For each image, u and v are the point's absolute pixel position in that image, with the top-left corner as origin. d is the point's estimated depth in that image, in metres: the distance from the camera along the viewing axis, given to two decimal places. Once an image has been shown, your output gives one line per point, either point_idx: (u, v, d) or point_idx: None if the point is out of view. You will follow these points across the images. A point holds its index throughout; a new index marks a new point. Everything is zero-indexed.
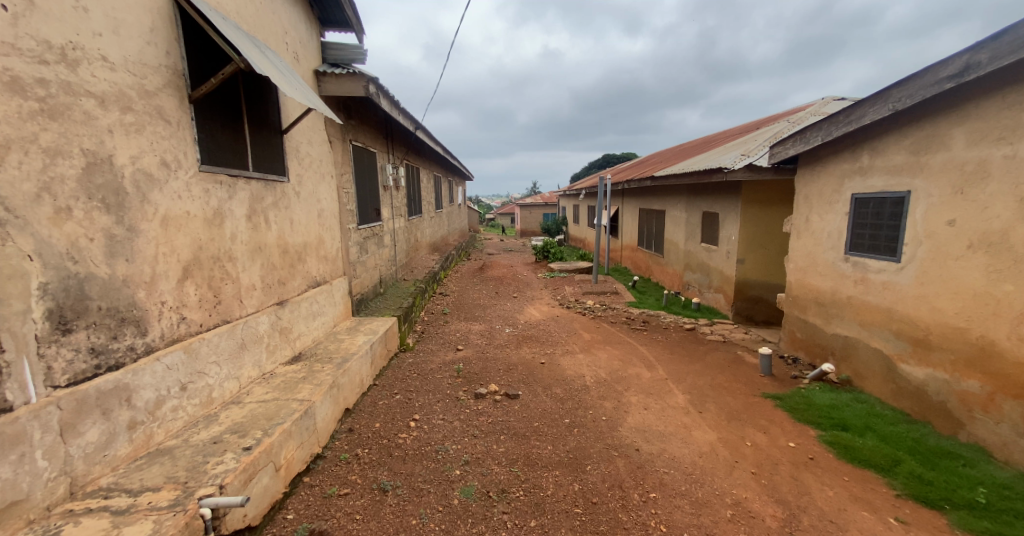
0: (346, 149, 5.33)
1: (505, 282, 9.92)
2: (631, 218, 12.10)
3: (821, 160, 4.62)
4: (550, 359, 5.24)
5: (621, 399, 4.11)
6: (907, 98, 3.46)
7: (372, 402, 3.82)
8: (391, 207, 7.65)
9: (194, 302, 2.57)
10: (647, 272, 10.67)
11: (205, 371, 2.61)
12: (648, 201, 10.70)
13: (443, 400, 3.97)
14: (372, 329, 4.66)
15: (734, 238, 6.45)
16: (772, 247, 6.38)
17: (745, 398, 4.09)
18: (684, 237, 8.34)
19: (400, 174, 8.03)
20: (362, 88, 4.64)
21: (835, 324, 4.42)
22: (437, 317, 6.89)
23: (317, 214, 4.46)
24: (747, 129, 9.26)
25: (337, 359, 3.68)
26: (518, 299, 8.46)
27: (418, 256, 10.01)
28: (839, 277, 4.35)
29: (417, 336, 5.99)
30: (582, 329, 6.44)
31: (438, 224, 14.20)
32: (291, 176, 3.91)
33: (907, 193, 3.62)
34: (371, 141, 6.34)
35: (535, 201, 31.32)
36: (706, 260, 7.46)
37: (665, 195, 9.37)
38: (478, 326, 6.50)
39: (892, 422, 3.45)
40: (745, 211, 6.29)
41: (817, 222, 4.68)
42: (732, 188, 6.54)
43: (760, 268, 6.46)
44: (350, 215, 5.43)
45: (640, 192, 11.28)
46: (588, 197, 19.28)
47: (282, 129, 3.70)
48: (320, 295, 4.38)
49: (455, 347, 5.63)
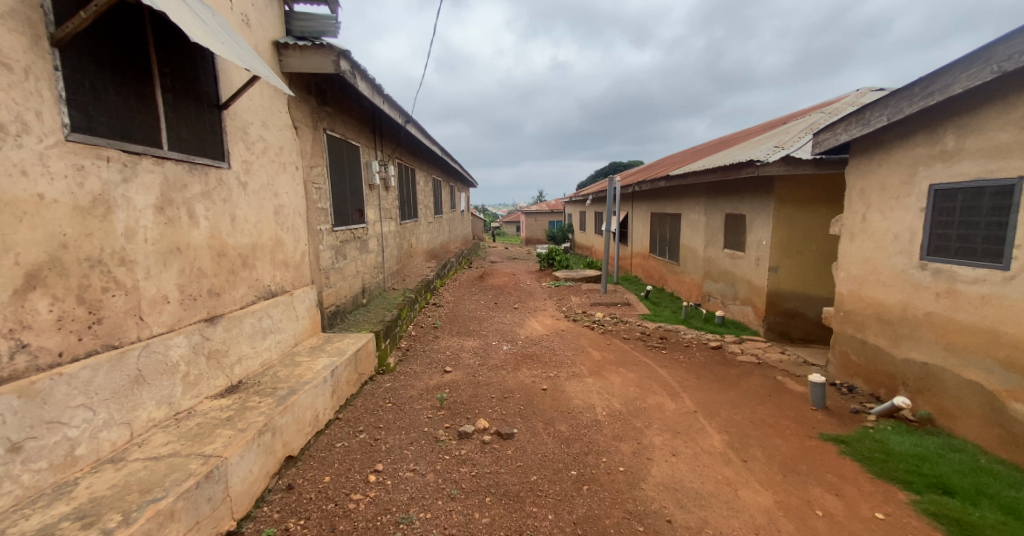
0: (317, 138, 4.61)
1: (506, 291, 9.11)
2: (641, 224, 11.32)
3: (883, 147, 3.82)
4: (553, 383, 4.43)
5: (641, 440, 3.29)
6: (1018, 56, 2.64)
7: (327, 445, 3.03)
8: (378, 208, 6.91)
9: (46, 324, 1.86)
10: (661, 282, 9.83)
11: (60, 420, 1.88)
12: (662, 205, 9.88)
13: (418, 442, 3.17)
14: (338, 350, 3.89)
15: (767, 243, 5.63)
16: (810, 254, 5.55)
17: (799, 441, 3.26)
18: (704, 243, 7.53)
19: (389, 173, 7.32)
20: (332, 64, 3.94)
21: (907, 346, 3.58)
22: (426, 331, 6.12)
23: (273, 211, 3.72)
24: (772, 125, 8.47)
25: (282, 390, 2.91)
26: (518, 310, 7.66)
27: (412, 263, 9.28)
28: (913, 289, 3.52)
29: (400, 355, 5.22)
30: (590, 347, 5.62)
31: (435, 229, 13.13)
32: (236, 162, 3.17)
33: (1019, 180, 2.83)
34: (351, 133, 5.64)
35: (540, 209, 30.72)
36: (731, 269, 6.63)
37: (682, 197, 8.55)
38: (472, 343, 5.70)
39: (1007, 483, 2.61)
40: (778, 212, 5.48)
41: (878, 222, 3.86)
42: (762, 186, 5.73)
43: (797, 277, 5.61)
44: (322, 214, 4.69)
45: (652, 195, 10.51)
46: (595, 201, 18.63)
47: (219, 104, 2.97)
48: (276, 308, 3.62)
49: (442, 367, 4.84)
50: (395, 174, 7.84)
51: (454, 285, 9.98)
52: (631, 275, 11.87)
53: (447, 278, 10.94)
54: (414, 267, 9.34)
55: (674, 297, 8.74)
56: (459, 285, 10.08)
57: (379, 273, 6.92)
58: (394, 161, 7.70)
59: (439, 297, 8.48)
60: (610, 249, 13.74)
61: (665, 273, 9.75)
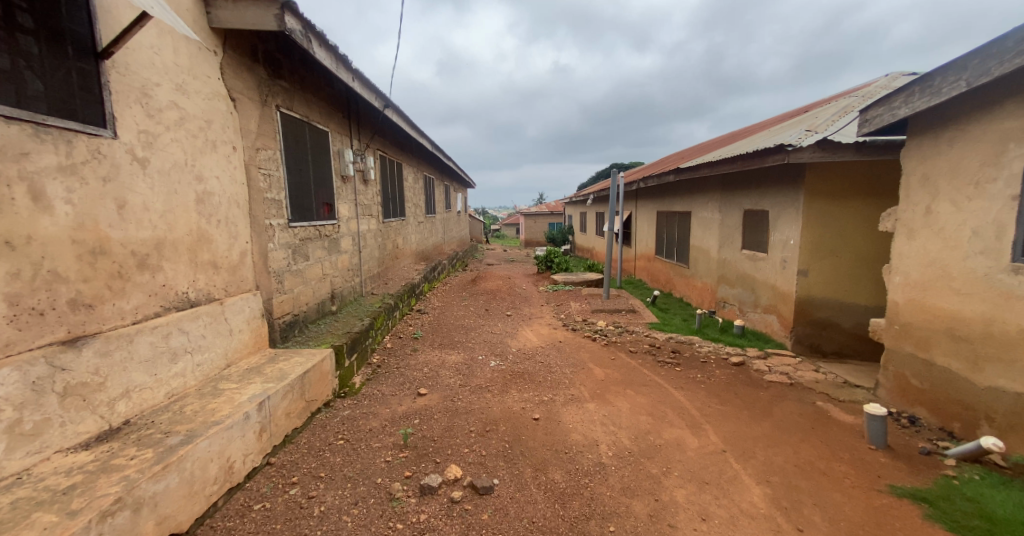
0: (265, 115, 3.86)
1: (499, 296, 8.33)
2: (646, 224, 10.56)
3: (955, 122, 3.07)
4: (547, 410, 3.67)
5: (658, 497, 2.54)
6: None
7: (241, 509, 2.32)
8: (353, 203, 6.17)
9: None
10: (669, 286, 9.04)
11: None
12: (670, 203, 9.12)
13: (366, 502, 2.41)
14: (279, 374, 3.14)
15: (796, 243, 4.87)
16: (848, 255, 4.78)
17: (864, 498, 2.49)
18: (718, 244, 6.77)
19: (367, 167, 6.62)
20: (274, 19, 3.18)
21: (994, 371, 2.82)
22: (404, 343, 5.36)
23: (195, 199, 2.97)
24: (793, 113, 7.69)
25: (173, 437, 2.16)
26: (511, 318, 6.91)
27: (397, 265, 8.53)
28: (1002, 299, 2.76)
29: (368, 373, 4.45)
30: (591, 362, 4.86)
31: (427, 229, 12.39)
32: (128, 133, 2.42)
33: None
34: (315, 114, 4.89)
35: (540, 211, 29.97)
36: (751, 272, 5.87)
37: (692, 194, 7.81)
38: (455, 358, 4.93)
39: None
40: (810, 207, 4.73)
41: (949, 215, 3.11)
42: (789, 177, 4.98)
43: (832, 282, 4.84)
44: (273, 206, 3.94)
45: (658, 193, 9.74)
46: (597, 201, 17.86)
47: (98, 52, 2.26)
48: (195, 322, 2.87)
49: (416, 389, 4.08)
50: (376, 169, 7.15)
51: (444, 290, 9.19)
52: (636, 278, 11.11)
53: (438, 283, 10.16)
54: (397, 269, 8.56)
55: (684, 303, 7.96)
56: (449, 289, 9.28)
57: (354, 277, 6.15)
58: (374, 153, 6.99)
59: (425, 303, 7.69)
60: (613, 251, 12.97)
61: (674, 276, 8.97)
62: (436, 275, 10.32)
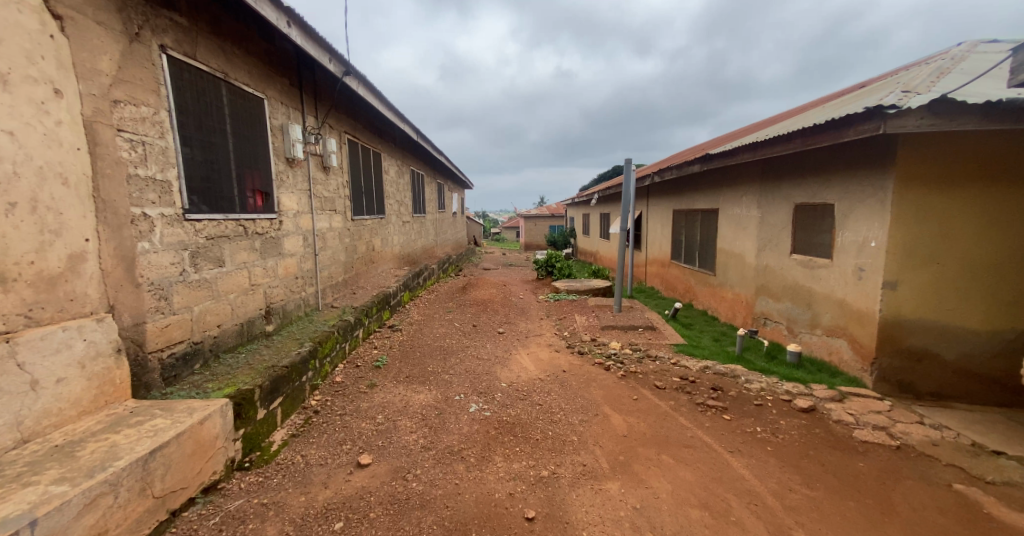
0: (130, 55, 2.65)
1: (490, 307, 7.07)
2: (660, 224, 9.32)
3: None
4: (546, 497, 2.42)
5: None
6: None
7: None
8: (303, 194, 4.93)
9: None
10: (690, 295, 7.78)
11: None
12: (690, 200, 7.84)
13: None
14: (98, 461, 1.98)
15: (878, 245, 3.63)
16: (951, 264, 3.53)
17: None
18: (758, 247, 5.51)
19: (323, 153, 5.42)
20: None
21: None
22: (360, 376, 4.13)
23: None
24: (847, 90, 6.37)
25: None
26: (504, 336, 5.66)
27: (371, 271, 7.31)
28: None
29: (298, 426, 3.23)
30: (603, 405, 3.63)
31: (414, 231, 11.19)
32: None
33: None
34: (233, 69, 3.68)
35: (541, 213, 28.77)
36: (805, 284, 4.62)
37: (720, 188, 6.55)
38: (423, 398, 3.68)
39: None
40: (901, 196, 3.49)
41: None
42: (864, 156, 3.75)
43: (930, 299, 3.58)
44: (141, 189, 2.71)
45: (676, 188, 8.48)
46: (602, 200, 16.61)
47: None
48: None
49: (357, 456, 2.83)
50: (338, 156, 5.93)
51: (429, 299, 7.92)
52: (648, 286, 9.85)
53: (423, 290, 8.89)
54: (371, 276, 7.31)
55: (711, 318, 6.68)
56: (435, 298, 8.03)
57: (303, 287, 4.89)
58: (335, 137, 5.77)
59: (402, 316, 6.44)
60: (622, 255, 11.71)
61: (696, 285, 7.70)
62: (422, 281, 9.07)
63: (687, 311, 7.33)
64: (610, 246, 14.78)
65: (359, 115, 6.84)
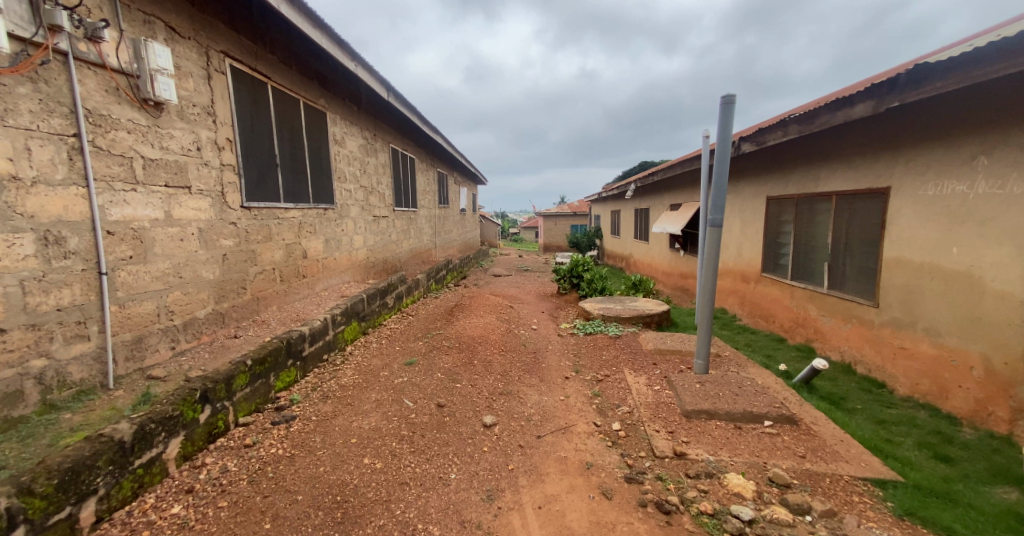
0: None
1: (480, 356, 4.20)
2: (753, 219, 6.23)
3: None
4: None
5: None
6: None
7: None
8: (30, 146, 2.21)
9: None
10: (822, 337, 4.73)
11: None
12: (817, 177, 4.83)
13: None
14: None
15: None
16: None
17: None
18: None
19: (94, 59, 2.53)
20: None
21: None
22: None
23: None
24: None
25: None
26: (491, 440, 2.80)
27: (289, 296, 4.57)
28: None
29: None
30: None
31: (394, 230, 8.43)
32: None
33: None
34: None
35: (564, 211, 25.75)
36: None
37: (908, 149, 3.66)
38: None
39: None
40: None
41: None
42: None
43: None
44: None
45: (784, 161, 5.40)
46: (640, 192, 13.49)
47: None
48: None
49: None
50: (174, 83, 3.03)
51: (391, 338, 5.05)
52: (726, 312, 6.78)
53: (391, 317, 6.06)
54: (286, 303, 4.54)
55: (883, 397, 3.69)
56: (400, 336, 5.15)
57: (16, 360, 2.16)
58: (158, 43, 2.92)
59: (315, 383, 3.61)
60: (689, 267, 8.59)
61: (826, 321, 4.66)
62: (392, 302, 6.21)
63: (839, 370, 4.24)
64: (653, 249, 11.70)
65: (253, 28, 4.03)
